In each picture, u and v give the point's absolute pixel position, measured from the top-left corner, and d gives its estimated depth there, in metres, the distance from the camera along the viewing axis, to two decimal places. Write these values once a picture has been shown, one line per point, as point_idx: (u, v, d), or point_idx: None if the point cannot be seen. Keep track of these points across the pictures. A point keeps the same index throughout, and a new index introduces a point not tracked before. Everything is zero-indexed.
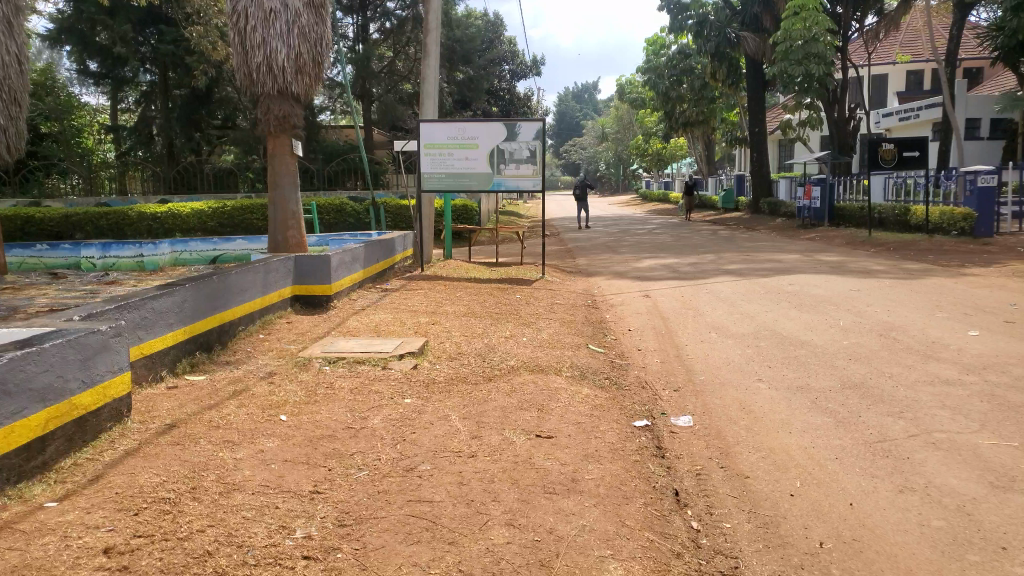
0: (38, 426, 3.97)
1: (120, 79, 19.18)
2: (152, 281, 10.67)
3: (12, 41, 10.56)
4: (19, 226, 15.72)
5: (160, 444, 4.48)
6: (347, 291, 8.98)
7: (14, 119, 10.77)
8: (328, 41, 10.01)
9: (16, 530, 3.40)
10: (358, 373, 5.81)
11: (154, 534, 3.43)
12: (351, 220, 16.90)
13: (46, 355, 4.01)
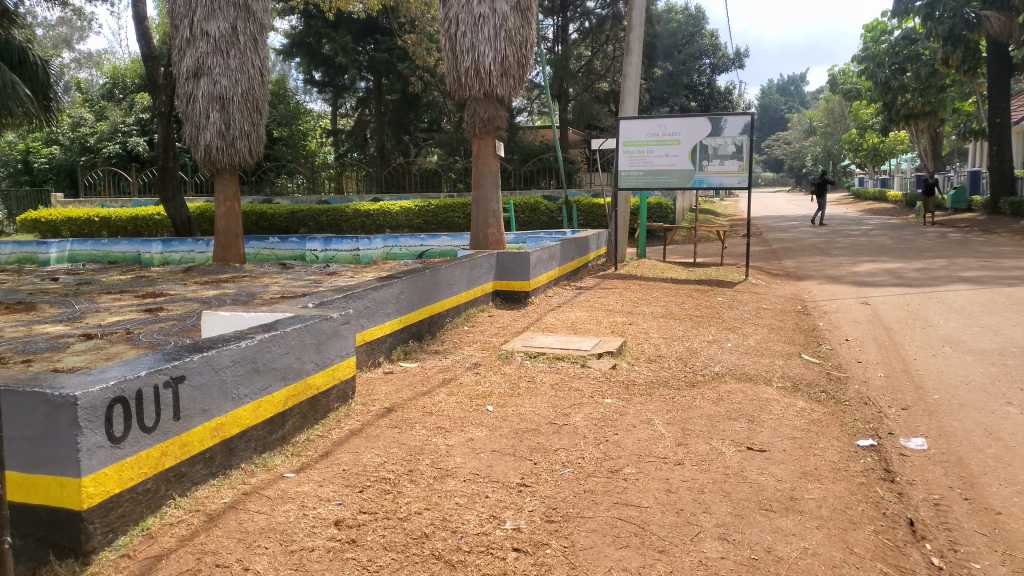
0: (280, 403, 4.36)
1: (340, 87, 20.86)
2: (367, 274, 11.52)
3: (256, 55, 12.40)
4: (254, 221, 17.81)
5: (380, 426, 4.80)
6: (544, 287, 9.14)
7: (257, 125, 12.72)
8: (532, 43, 10.23)
9: (264, 495, 3.76)
10: (559, 369, 5.87)
11: (378, 511, 3.66)
12: (545, 218, 17.21)
13: (288, 338, 4.41)
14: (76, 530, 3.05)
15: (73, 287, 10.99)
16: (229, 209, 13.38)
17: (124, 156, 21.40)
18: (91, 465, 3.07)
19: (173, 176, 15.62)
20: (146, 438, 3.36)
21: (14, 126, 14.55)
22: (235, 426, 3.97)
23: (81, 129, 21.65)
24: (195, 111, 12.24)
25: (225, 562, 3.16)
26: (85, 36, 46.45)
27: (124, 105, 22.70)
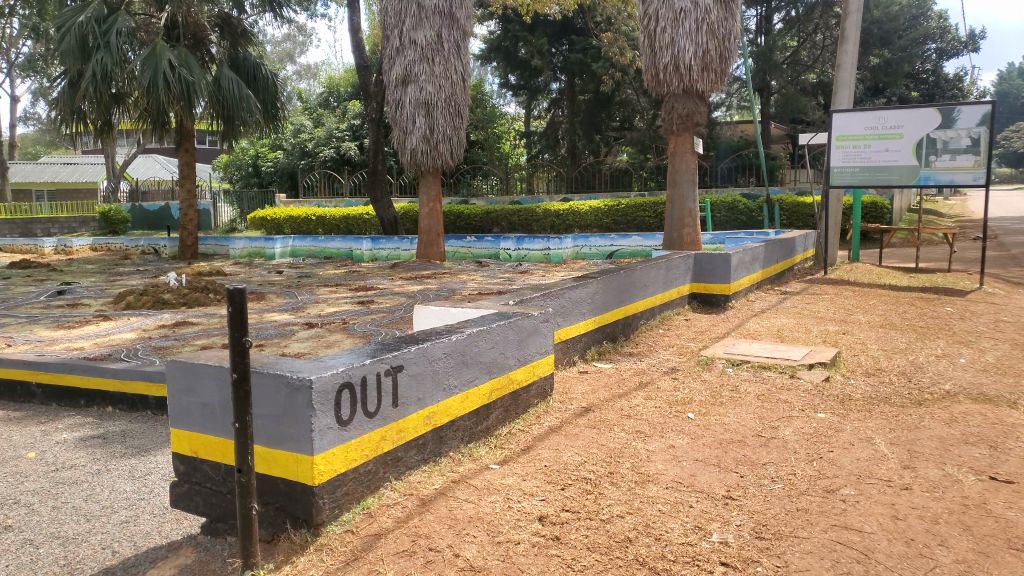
0: (485, 395, 4.50)
1: (534, 89, 21.33)
2: (558, 273, 11.66)
3: (459, 61, 12.94)
4: (452, 221, 18.79)
5: (579, 425, 4.81)
6: (745, 291, 8.76)
7: (458, 129, 13.26)
8: (736, 36, 9.88)
9: (471, 484, 3.89)
10: (764, 379, 5.57)
11: (581, 511, 3.66)
12: (743, 218, 16.49)
13: (493, 333, 4.53)
14: (308, 502, 3.29)
15: (295, 279, 12.12)
16: (431, 210, 14.17)
17: (338, 160, 23.26)
18: (322, 445, 3.27)
19: (381, 177, 16.73)
20: (368, 422, 3.55)
21: (249, 134, 16.30)
22: (444, 416, 4.14)
23: (302, 137, 23.83)
24: (402, 116, 13.04)
25: (437, 546, 3.29)
26: (305, 49, 51.23)
27: (338, 113, 24.69)
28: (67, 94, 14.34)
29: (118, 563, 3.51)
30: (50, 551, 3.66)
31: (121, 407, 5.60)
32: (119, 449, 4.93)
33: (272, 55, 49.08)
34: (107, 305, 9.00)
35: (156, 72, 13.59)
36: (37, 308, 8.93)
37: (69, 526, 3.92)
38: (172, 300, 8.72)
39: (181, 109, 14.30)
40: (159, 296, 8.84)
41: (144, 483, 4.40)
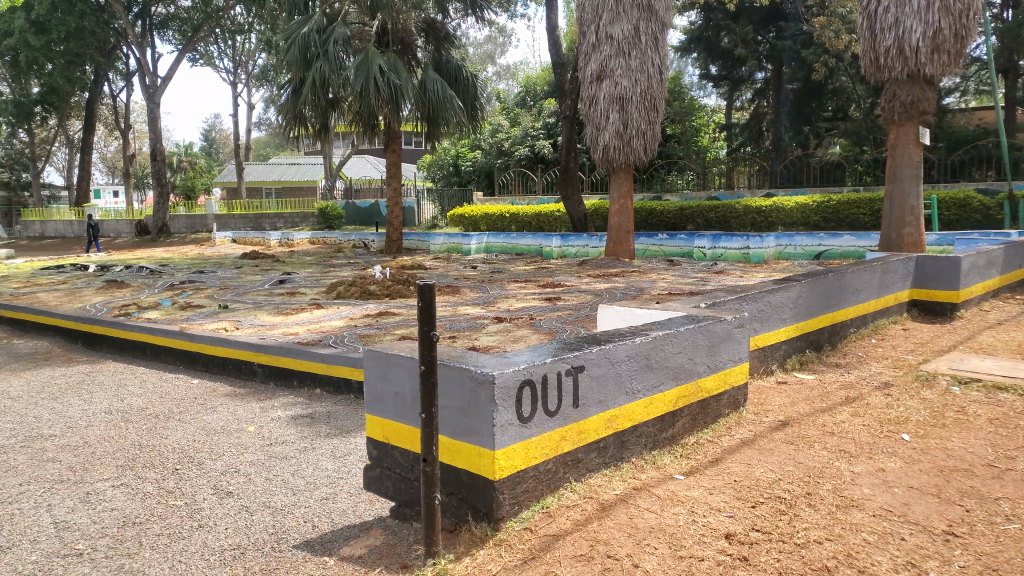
0: (671, 402, 4.32)
1: (737, 79, 20.49)
2: (757, 274, 11.03)
3: (656, 55, 12.63)
4: (644, 218, 18.48)
5: (774, 440, 4.48)
6: (978, 299, 7.76)
7: (653, 124, 12.94)
8: (976, 12, 8.65)
9: (654, 493, 3.73)
10: (999, 402, 4.87)
11: (773, 532, 3.38)
12: (977, 216, 14.68)
13: (681, 337, 4.33)
14: (489, 497, 3.31)
15: (489, 275, 12.50)
16: (622, 206, 14.11)
17: (533, 158, 23.73)
18: (503, 440, 3.28)
19: (574, 174, 16.83)
20: (549, 421, 3.52)
21: (450, 134, 17.05)
22: (627, 421, 4.01)
23: (500, 136, 24.57)
24: (596, 113, 13.02)
25: (615, 554, 3.18)
26: (505, 51, 53.11)
27: (534, 111, 25.23)
28: (292, 101, 15.82)
29: (316, 537, 3.76)
30: (261, 519, 4.00)
31: (328, 389, 6.04)
32: (324, 429, 5.31)
33: (473, 57, 51.56)
34: (320, 294, 9.80)
35: (368, 78, 14.61)
36: (264, 295, 9.93)
37: (277, 497, 4.27)
38: (376, 291, 9.30)
39: (389, 112, 15.27)
40: (365, 287, 9.46)
41: (343, 463, 4.70)
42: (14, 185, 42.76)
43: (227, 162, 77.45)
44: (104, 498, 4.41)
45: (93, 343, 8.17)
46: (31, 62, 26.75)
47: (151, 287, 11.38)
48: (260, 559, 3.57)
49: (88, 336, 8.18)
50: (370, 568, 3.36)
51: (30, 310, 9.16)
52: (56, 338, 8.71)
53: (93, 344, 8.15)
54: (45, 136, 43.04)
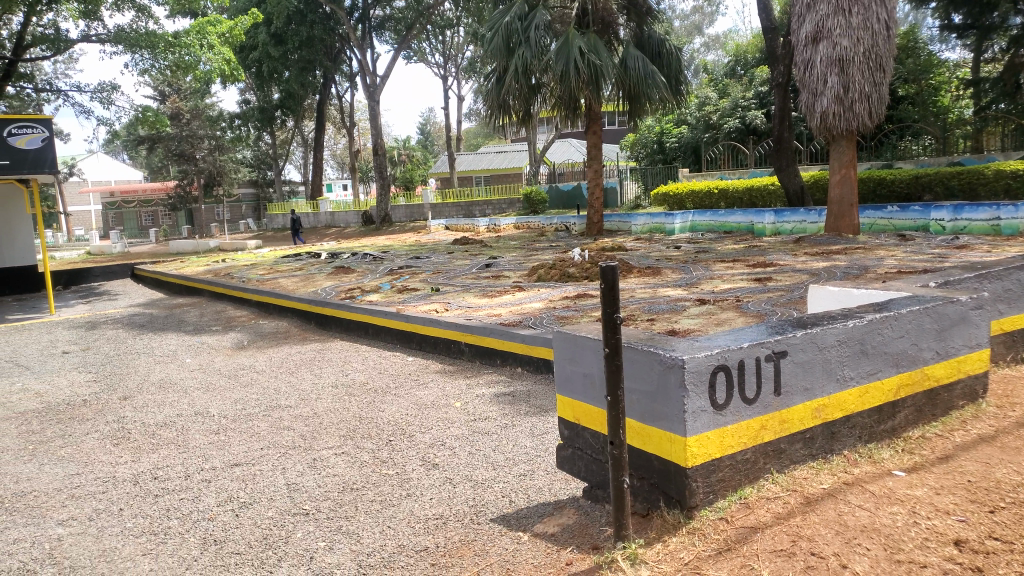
0: (891, 391, 3.91)
1: (987, 27, 17.93)
2: (1010, 249, 9.65)
3: (883, 8, 11.44)
4: (872, 188, 16.81)
5: (1021, 438, 3.90)
6: None
7: (879, 85, 11.81)
8: None
9: (868, 490, 3.40)
10: None
11: (1015, 543, 2.95)
12: None
13: (903, 321, 3.90)
14: (682, 483, 3.21)
15: (693, 255, 12.11)
16: (844, 176, 12.94)
17: (744, 129, 22.49)
18: (696, 427, 3.16)
19: (788, 146, 15.77)
20: (746, 409, 3.33)
21: (653, 112, 16.66)
22: (837, 410, 3.69)
23: (707, 108, 23.44)
24: (813, 78, 12.04)
25: (821, 552, 2.93)
26: (713, 18, 50.85)
27: (745, 81, 24.04)
28: (496, 91, 16.32)
29: (513, 512, 3.89)
30: (463, 491, 4.22)
31: (529, 368, 6.19)
32: (525, 407, 5.46)
33: (679, 29, 50.06)
34: (522, 277, 10.06)
35: (568, 61, 14.71)
36: (471, 278, 10.38)
37: (479, 471, 4.48)
38: (577, 273, 9.35)
39: (590, 94, 15.22)
40: (565, 270, 9.54)
41: (541, 441, 4.80)
42: (262, 183, 48.32)
43: (441, 152, 82.03)
44: (328, 464, 4.90)
45: (324, 324, 9.04)
46: (272, 72, 30.19)
47: (373, 272, 12.36)
48: (460, 530, 3.80)
49: (320, 317, 9.07)
50: (562, 546, 3.41)
51: (273, 294, 10.33)
52: (294, 318, 9.76)
53: (324, 325, 9.03)
54: (286, 137, 48.16)
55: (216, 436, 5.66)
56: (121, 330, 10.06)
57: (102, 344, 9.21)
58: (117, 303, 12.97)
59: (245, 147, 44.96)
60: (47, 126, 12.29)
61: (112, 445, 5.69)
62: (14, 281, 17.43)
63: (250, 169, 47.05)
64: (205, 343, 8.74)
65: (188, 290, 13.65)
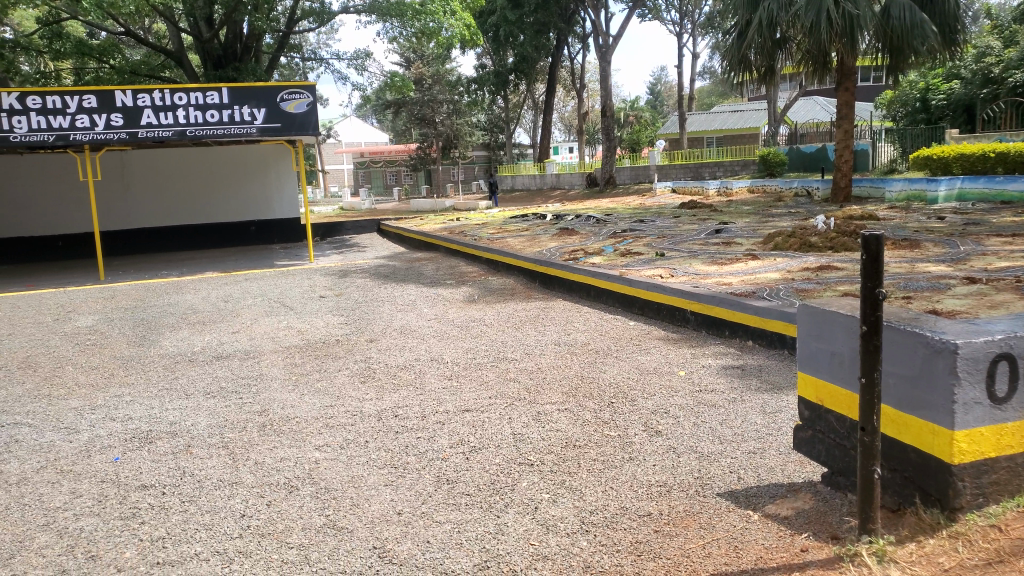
0: None
1: None
2: None
3: None
4: None
5: None
6: None
7: None
8: None
9: None
10: None
11: None
12: None
13: None
14: (944, 481, 2.87)
15: (959, 227, 10.76)
16: None
17: None
18: (968, 420, 2.80)
19: None
20: None
21: (919, 66, 14.99)
22: None
23: (987, 61, 20.78)
24: None
25: None
26: None
27: None
28: (737, 45, 15.52)
29: (742, 489, 3.74)
30: (687, 461, 4.13)
31: (761, 343, 5.88)
32: (756, 382, 5.20)
33: None
34: (756, 245, 9.56)
35: (820, 12, 13.61)
36: (700, 244, 10.02)
37: (704, 443, 4.34)
38: (819, 243, 8.68)
39: (845, 47, 14.05)
40: (806, 239, 8.92)
41: (773, 419, 4.54)
42: (494, 145, 50.28)
43: (672, 111, 80.22)
44: (552, 419, 5.01)
45: (548, 283, 9.23)
46: (508, 35, 31.18)
47: (598, 234, 12.41)
48: (684, 500, 3.72)
49: (544, 277, 9.28)
50: (796, 531, 3.22)
51: (502, 252, 10.73)
52: (521, 277, 10.07)
53: (548, 284, 9.23)
54: (518, 100, 49.61)
55: (449, 382, 6.03)
56: (367, 279, 11.01)
57: (352, 290, 10.16)
58: (364, 254, 14.20)
59: (481, 111, 46.96)
60: (312, 91, 13.45)
61: (360, 382, 6.27)
62: (282, 231, 19.63)
63: (482, 132, 49.28)
64: (439, 295, 9.31)
65: (426, 245, 14.60)
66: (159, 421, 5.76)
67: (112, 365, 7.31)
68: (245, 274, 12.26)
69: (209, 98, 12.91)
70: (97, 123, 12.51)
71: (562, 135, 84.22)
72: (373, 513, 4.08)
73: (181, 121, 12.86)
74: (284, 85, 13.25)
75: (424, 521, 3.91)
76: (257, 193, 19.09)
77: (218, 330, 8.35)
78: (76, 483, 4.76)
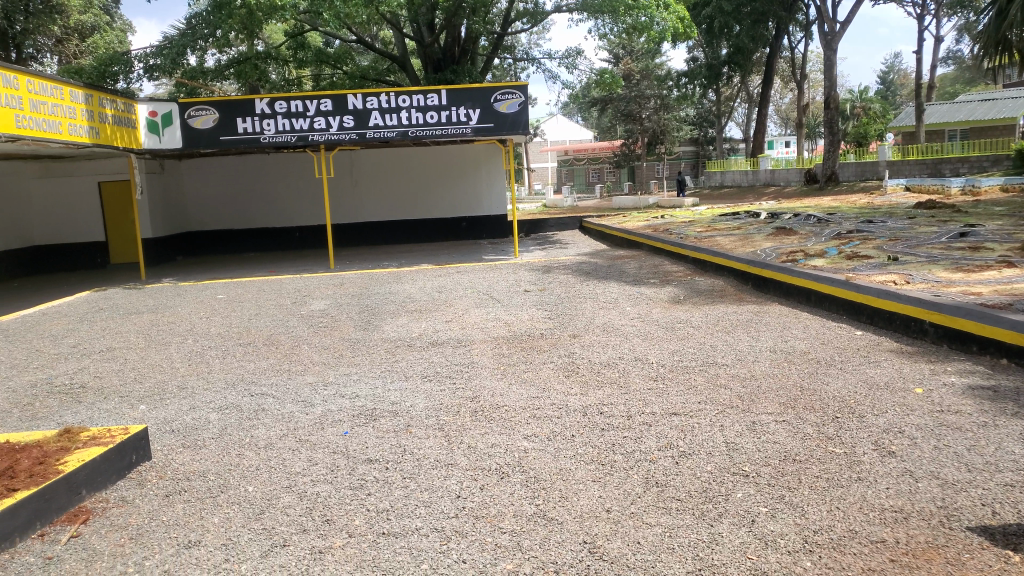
0: None
1: None
2: None
3: None
4: None
5: None
6: None
7: None
8: None
9: None
10: None
11: None
12: None
13: None
14: None
15: None
16: None
17: None
18: None
19: None
20: None
21: None
22: None
23: None
24: None
25: None
26: None
27: None
28: (994, 25, 13.75)
29: (998, 525, 3.32)
30: (928, 488, 3.75)
31: (1018, 362, 5.22)
32: (1012, 407, 4.60)
33: None
34: (1009, 250, 8.49)
35: None
36: (940, 249, 9.08)
37: (948, 470, 3.91)
38: None
39: None
40: None
41: None
42: (701, 141, 48.96)
43: (905, 102, 73.40)
44: (768, 430, 4.76)
45: (762, 286, 8.81)
46: (723, 27, 30.56)
47: (817, 235, 11.64)
48: (925, 530, 3.37)
49: (757, 279, 8.88)
50: None
51: (711, 252, 10.41)
52: (731, 278, 9.68)
53: (761, 286, 8.82)
54: (730, 93, 47.92)
55: (655, 383, 5.93)
56: (570, 275, 11.14)
57: (556, 286, 10.33)
58: (567, 251, 14.37)
59: (689, 107, 45.96)
60: (523, 91, 13.83)
61: (565, 376, 6.35)
62: (488, 227, 20.36)
63: (691, 127, 48.22)
64: (644, 294, 9.20)
65: (630, 243, 14.50)
66: (382, 400, 6.20)
67: (341, 346, 7.99)
68: (456, 267, 12.88)
69: (429, 100, 13.71)
70: (331, 125, 13.73)
71: (779, 129, 80.22)
72: (582, 507, 4.10)
73: (403, 122, 13.77)
74: (498, 86, 13.75)
75: (634, 522, 3.86)
76: (467, 190, 19.99)
77: (433, 319, 8.84)
78: (313, 452, 5.24)
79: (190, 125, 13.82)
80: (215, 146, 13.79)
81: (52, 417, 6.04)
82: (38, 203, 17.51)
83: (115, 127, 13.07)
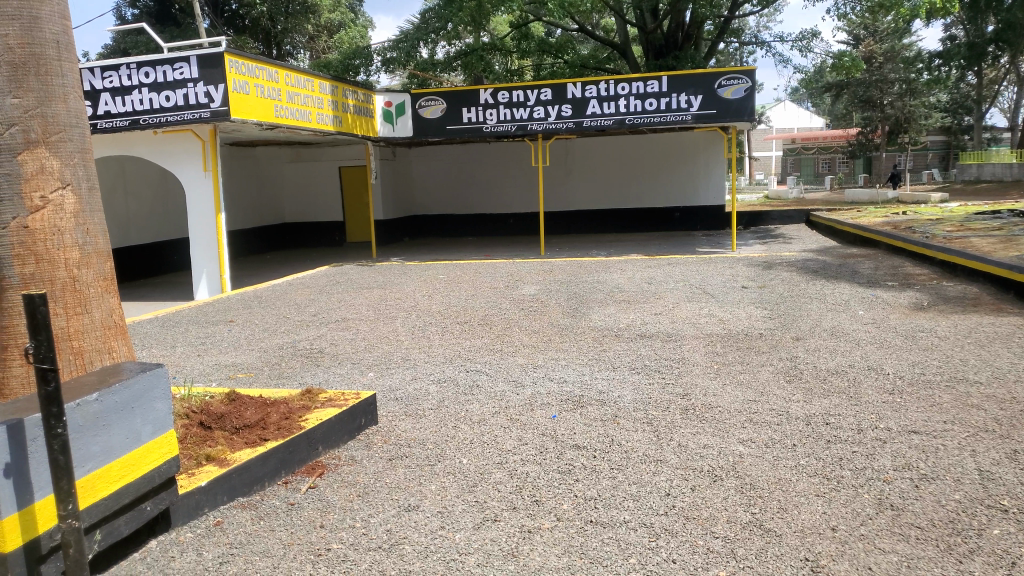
0: None
1: None
2: None
3: None
4: None
5: None
6: None
7: None
8: None
9: None
10: None
11: None
12: None
13: None
14: None
15: None
16: None
17: None
18: None
19: None
20: None
21: None
22: None
23: None
24: None
25: None
26: None
27: None
28: None
29: None
30: None
31: None
32: None
33: None
34: None
35: None
36: None
37: None
38: None
39: None
40: None
41: None
42: (954, 129, 43.87)
43: None
44: None
45: None
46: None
47: None
48: None
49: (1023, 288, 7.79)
50: None
51: (964, 255, 9.30)
52: (987, 286, 8.58)
53: None
54: (994, 76, 42.42)
55: (891, 396, 5.38)
56: (793, 273, 10.47)
57: (777, 283, 9.76)
58: (791, 247, 13.53)
59: (942, 91, 41.34)
60: (751, 76, 13.18)
61: (785, 381, 5.97)
62: (703, 219, 19.72)
63: (942, 114, 43.39)
64: (879, 298, 8.40)
65: (865, 241, 13.33)
66: (590, 388, 6.20)
67: (552, 331, 8.11)
68: (668, 258, 12.60)
69: (649, 87, 13.49)
70: (550, 114, 13.95)
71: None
72: (803, 521, 3.82)
73: (622, 110, 13.67)
74: (723, 72, 13.23)
75: (865, 545, 3.53)
76: (683, 180, 19.50)
77: (643, 310, 8.71)
78: (523, 432, 5.36)
79: (420, 114, 14.71)
80: (442, 135, 14.57)
81: (295, 376, 6.73)
82: (288, 185, 19.59)
83: (355, 116, 14.22)
